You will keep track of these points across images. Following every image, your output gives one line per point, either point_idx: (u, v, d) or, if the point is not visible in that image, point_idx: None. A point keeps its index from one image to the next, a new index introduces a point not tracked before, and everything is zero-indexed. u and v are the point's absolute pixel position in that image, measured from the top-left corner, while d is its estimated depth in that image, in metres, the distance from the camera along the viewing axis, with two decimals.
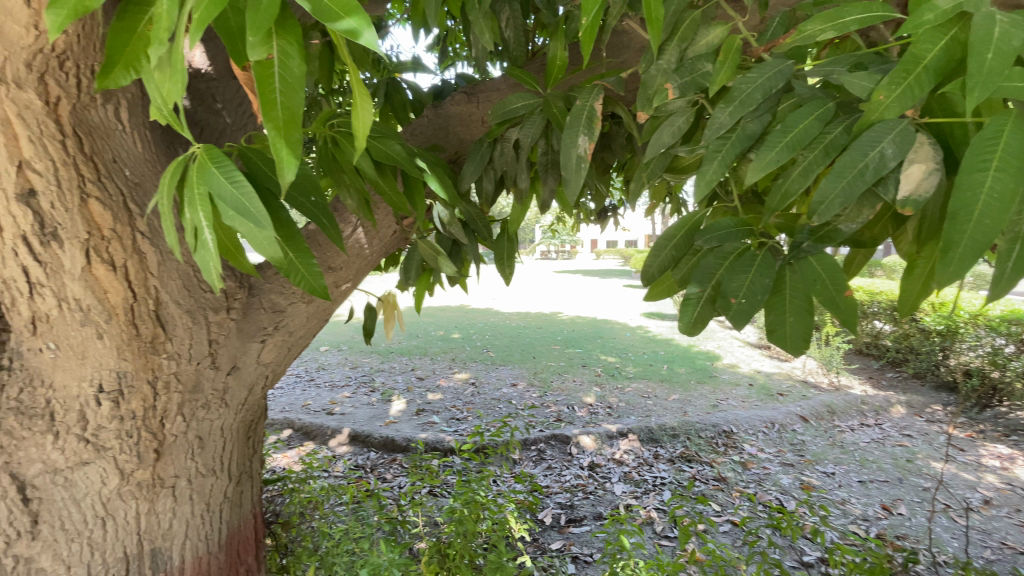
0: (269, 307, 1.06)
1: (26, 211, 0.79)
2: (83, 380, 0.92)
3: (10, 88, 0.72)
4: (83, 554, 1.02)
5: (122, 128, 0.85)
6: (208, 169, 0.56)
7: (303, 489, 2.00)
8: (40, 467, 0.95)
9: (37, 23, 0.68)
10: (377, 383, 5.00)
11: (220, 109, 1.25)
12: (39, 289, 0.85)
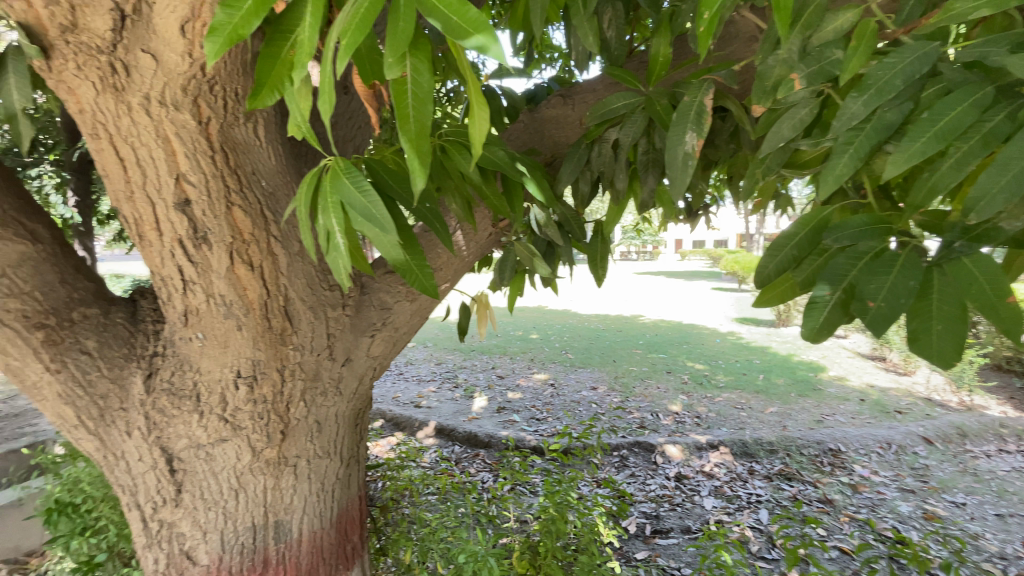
0: (379, 305, 1.16)
1: (183, 218, 0.91)
2: (223, 366, 1.04)
3: (171, 111, 0.83)
4: (218, 520, 1.15)
5: (260, 144, 0.96)
6: (340, 179, 0.61)
7: (396, 476, 2.12)
8: (188, 442, 1.09)
9: (191, 53, 0.78)
10: (460, 380, 5.17)
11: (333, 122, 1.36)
12: (192, 286, 0.97)
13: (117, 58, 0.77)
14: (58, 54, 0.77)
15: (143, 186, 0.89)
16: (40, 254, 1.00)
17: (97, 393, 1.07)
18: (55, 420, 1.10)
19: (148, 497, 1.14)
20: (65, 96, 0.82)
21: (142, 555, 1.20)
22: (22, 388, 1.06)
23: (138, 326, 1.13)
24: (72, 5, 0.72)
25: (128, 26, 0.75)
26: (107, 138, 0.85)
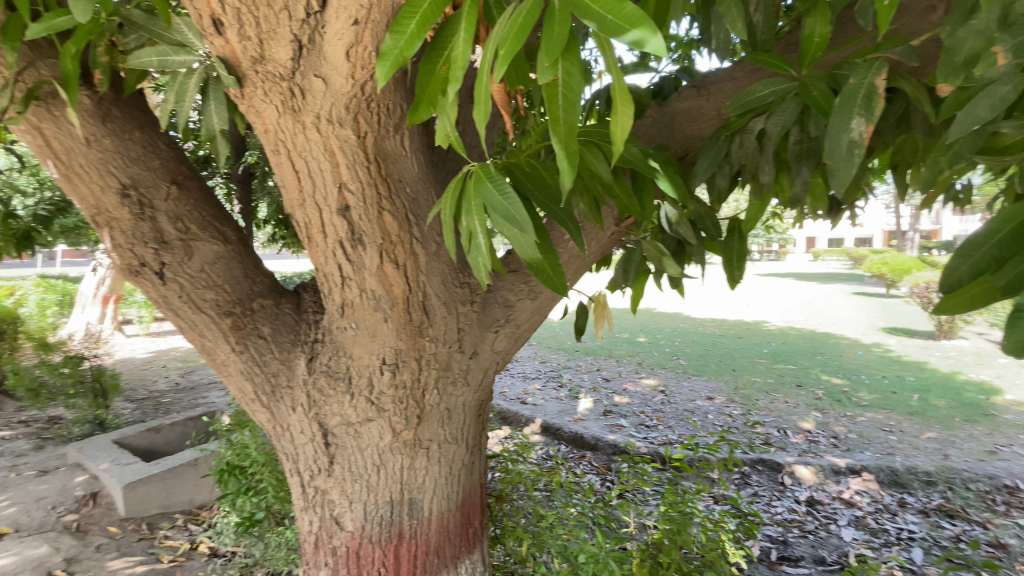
0: (503, 303, 1.23)
1: (343, 221, 1.04)
2: (371, 353, 1.16)
3: (336, 128, 0.94)
4: (364, 492, 1.29)
5: (407, 153, 1.06)
6: (482, 182, 0.65)
7: (505, 468, 2.19)
8: (340, 419, 1.24)
9: (354, 74, 0.87)
10: (565, 380, 5.19)
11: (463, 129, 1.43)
12: (348, 281, 1.10)
13: (295, 84, 0.89)
14: (250, 84, 0.91)
15: (312, 194, 1.02)
16: (228, 253, 1.22)
17: (270, 371, 1.25)
18: (237, 393, 1.30)
19: (306, 465, 1.31)
20: (254, 118, 0.96)
21: (300, 515, 1.38)
22: (214, 364, 1.27)
23: (302, 315, 1.30)
24: (262, 41, 0.85)
25: (305, 54, 0.86)
26: (285, 153, 0.99)
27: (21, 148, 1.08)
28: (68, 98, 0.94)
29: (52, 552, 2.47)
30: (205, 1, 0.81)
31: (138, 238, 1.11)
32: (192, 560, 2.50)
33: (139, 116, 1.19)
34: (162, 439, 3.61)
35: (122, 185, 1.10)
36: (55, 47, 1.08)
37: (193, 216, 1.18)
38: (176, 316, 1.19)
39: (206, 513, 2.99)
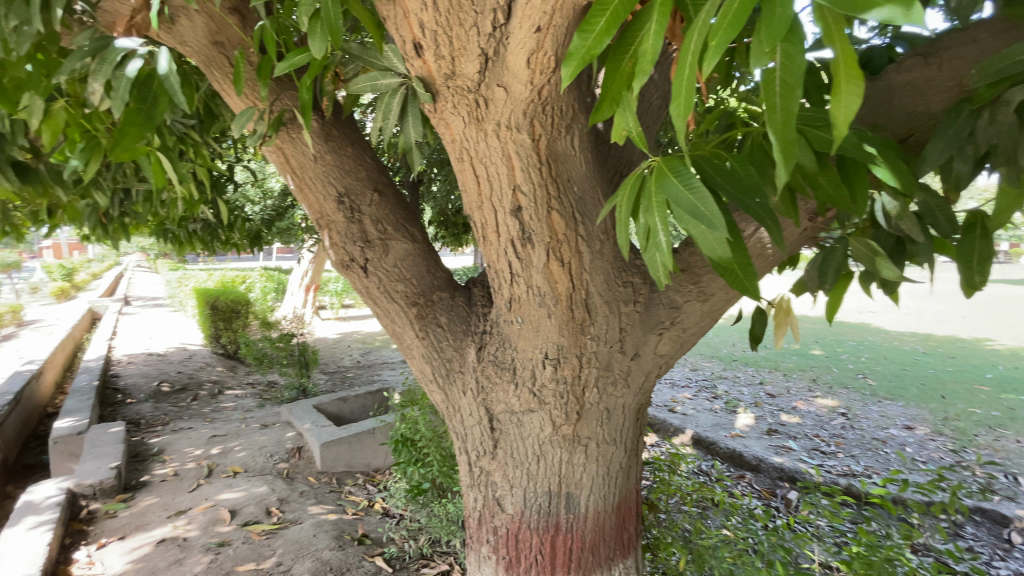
0: (668, 304, 1.18)
1: (515, 222, 1.10)
2: (536, 348, 1.21)
3: (513, 133, 1.00)
4: (523, 478, 1.35)
5: (576, 153, 1.08)
6: (666, 177, 0.63)
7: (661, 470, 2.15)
8: (505, 407, 1.31)
9: (533, 80, 0.93)
10: (720, 391, 4.81)
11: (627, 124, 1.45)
12: (517, 278, 1.16)
13: (480, 94, 0.97)
14: (441, 98, 1.01)
15: (489, 196, 1.10)
16: (414, 250, 1.37)
17: (446, 357, 1.38)
18: (418, 374, 1.46)
19: (472, 447, 1.41)
20: (442, 130, 1.06)
21: (465, 492, 1.50)
22: (400, 347, 1.44)
23: (473, 308, 1.41)
24: (454, 58, 0.94)
25: (490, 66, 0.93)
26: (467, 159, 1.07)
27: (270, 165, 1.35)
28: (305, 122, 1.14)
29: (272, 491, 3.05)
30: (410, 29, 0.93)
31: (349, 237, 1.32)
32: (369, 516, 2.89)
33: (350, 134, 1.41)
34: (348, 409, 4.22)
35: (338, 193, 1.31)
36: (292, 81, 1.30)
37: (390, 219, 1.36)
38: (374, 304, 1.38)
39: (380, 477, 3.42)
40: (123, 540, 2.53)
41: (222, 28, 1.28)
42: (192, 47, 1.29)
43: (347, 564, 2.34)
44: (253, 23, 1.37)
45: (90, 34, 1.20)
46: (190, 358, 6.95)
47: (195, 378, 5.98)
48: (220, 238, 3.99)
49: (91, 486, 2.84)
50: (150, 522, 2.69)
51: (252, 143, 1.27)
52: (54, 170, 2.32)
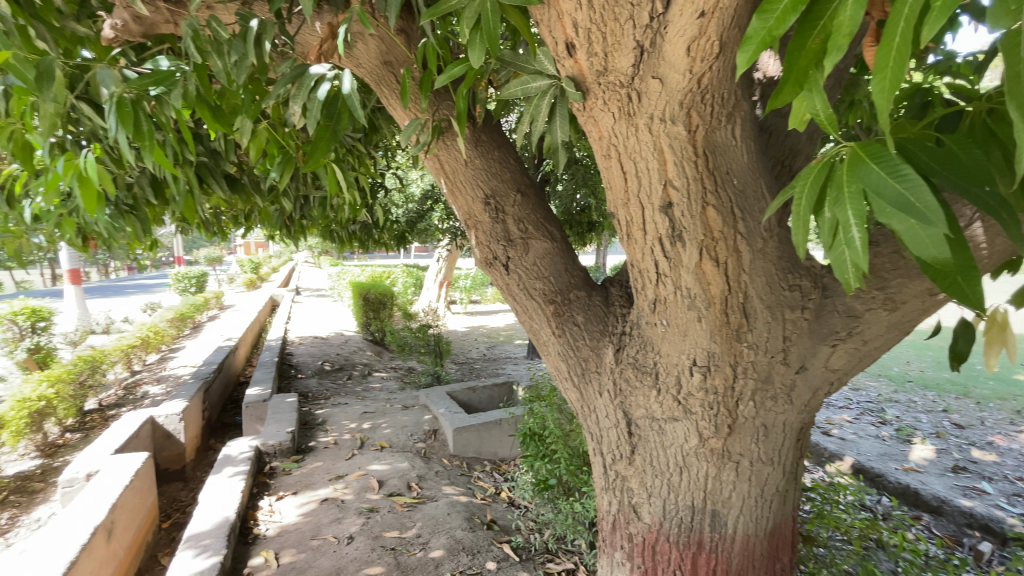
0: (844, 312, 1.08)
1: (665, 219, 1.05)
2: (682, 352, 1.15)
3: (668, 125, 0.96)
4: (663, 488, 1.30)
5: (735, 142, 1.02)
6: (864, 165, 0.57)
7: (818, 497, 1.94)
8: (645, 412, 1.27)
9: (692, 68, 0.89)
10: (889, 416, 4.14)
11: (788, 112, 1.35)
12: (664, 279, 1.11)
13: (632, 88, 0.94)
14: (592, 95, 0.99)
15: (637, 193, 1.06)
16: (554, 249, 1.39)
17: (582, 356, 1.36)
18: (553, 370, 1.46)
19: (609, 449, 1.38)
20: (590, 127, 1.05)
21: (599, 494, 1.48)
22: (536, 343, 1.46)
23: (611, 308, 1.39)
24: (607, 53, 0.92)
25: (645, 58, 0.91)
26: (615, 156, 1.05)
27: (424, 170, 1.45)
28: (459, 130, 1.22)
29: (411, 468, 3.33)
30: (563, 29, 0.93)
31: (493, 236, 1.37)
32: (497, 503, 3.01)
33: (497, 138, 1.47)
34: (477, 398, 4.45)
35: (485, 195, 1.37)
36: (448, 91, 1.39)
37: (531, 219, 1.39)
38: (513, 301, 1.42)
39: (507, 466, 3.55)
40: (296, 495, 2.96)
41: (391, 49, 1.43)
42: (365, 68, 1.45)
43: (478, 546, 2.46)
44: (416, 41, 1.50)
45: (289, 63, 1.41)
46: (345, 342, 7.89)
47: (350, 361, 6.77)
48: (372, 236, 4.46)
49: (273, 447, 3.38)
50: (315, 482, 3.10)
51: (410, 150, 1.38)
52: (254, 180, 2.78)
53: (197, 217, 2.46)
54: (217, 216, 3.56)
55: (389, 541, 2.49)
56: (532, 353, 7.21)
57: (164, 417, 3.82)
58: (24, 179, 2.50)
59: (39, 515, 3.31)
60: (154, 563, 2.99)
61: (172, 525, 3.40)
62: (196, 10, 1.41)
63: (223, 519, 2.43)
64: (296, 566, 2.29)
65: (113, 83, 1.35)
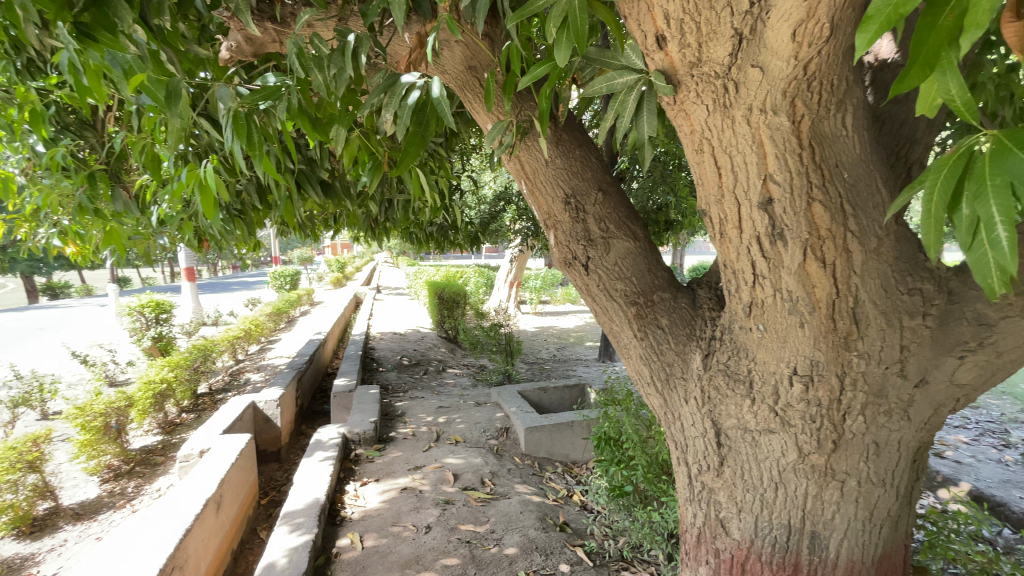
0: (974, 319, 0.97)
1: (765, 216, 1.00)
2: (781, 360, 1.09)
3: (769, 116, 0.91)
4: (755, 504, 1.22)
5: (846, 132, 0.96)
6: (1009, 155, 0.54)
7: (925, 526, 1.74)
8: (736, 422, 1.20)
9: (797, 54, 0.85)
10: (1017, 440, 3.62)
11: (905, 96, 1.24)
12: (762, 280, 1.06)
13: (729, 79, 0.90)
14: (684, 88, 0.96)
15: (732, 190, 1.02)
16: (637, 249, 1.35)
17: (665, 360, 1.31)
18: (634, 374, 1.41)
19: (694, 459, 1.33)
20: (682, 121, 1.02)
21: (684, 505, 1.42)
22: (616, 346, 1.42)
23: (698, 311, 1.33)
24: (701, 44, 0.89)
25: (743, 46, 0.87)
26: (709, 151, 1.01)
27: (504, 172, 1.46)
28: (541, 130, 1.22)
29: (485, 464, 3.39)
30: (654, 22, 0.92)
31: (572, 236, 1.35)
32: (569, 505, 2.98)
33: (578, 137, 1.46)
34: (548, 398, 4.45)
35: (565, 194, 1.36)
36: (530, 93, 1.40)
37: (612, 218, 1.36)
38: (593, 302, 1.39)
39: (579, 469, 3.52)
40: (378, 482, 3.11)
41: (475, 54, 1.46)
42: (450, 74, 1.49)
43: (551, 547, 2.46)
44: (499, 44, 1.52)
45: (382, 73, 1.48)
46: (421, 339, 8.19)
47: (425, 357, 7.02)
48: (448, 237, 4.59)
49: (358, 434, 3.59)
50: (395, 472, 3.25)
51: (492, 152, 1.40)
52: (344, 184, 2.96)
53: (294, 220, 2.67)
54: (310, 219, 3.83)
55: (464, 534, 2.55)
56: (604, 356, 7.09)
57: (264, 402, 4.17)
58: (153, 187, 2.84)
59: (161, 485, 3.73)
60: (254, 536, 3.28)
61: (269, 502, 3.71)
62: (299, 28, 1.53)
63: (314, 500, 2.61)
64: (379, 550, 2.41)
65: (229, 100, 1.49)
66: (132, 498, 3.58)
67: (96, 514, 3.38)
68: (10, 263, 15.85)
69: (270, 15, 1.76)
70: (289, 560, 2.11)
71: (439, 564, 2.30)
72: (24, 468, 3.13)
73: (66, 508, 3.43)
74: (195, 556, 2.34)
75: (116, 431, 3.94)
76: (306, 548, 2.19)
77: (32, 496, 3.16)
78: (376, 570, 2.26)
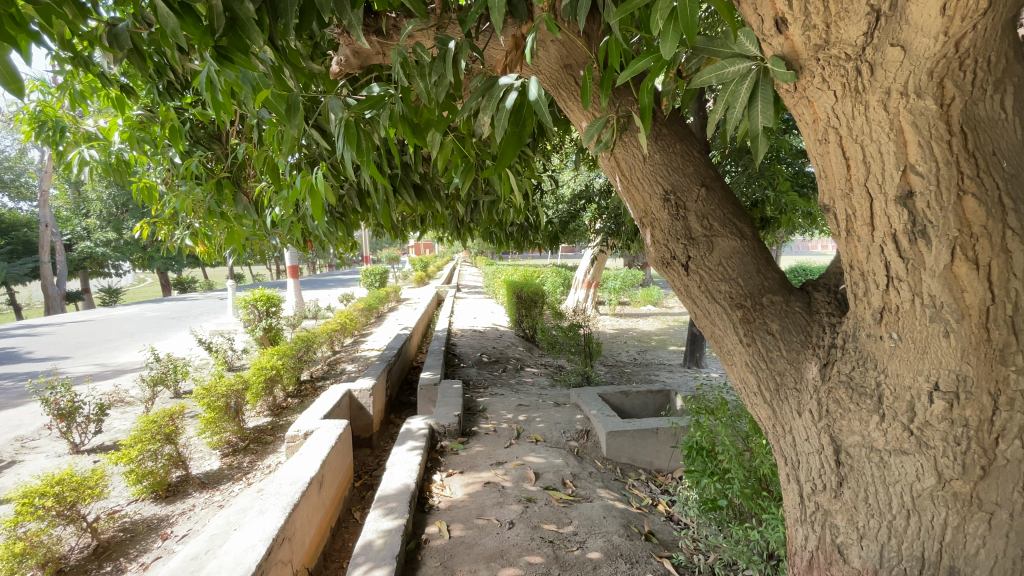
0: None
1: (903, 211, 0.91)
2: (919, 373, 0.98)
3: (912, 100, 0.83)
4: (881, 531, 1.11)
5: (1005, 115, 0.86)
6: None
7: None
8: (860, 440, 1.09)
9: (947, 30, 0.76)
10: None
11: None
12: (897, 284, 0.96)
13: (862, 60, 0.84)
14: (807, 73, 0.91)
15: (864, 182, 0.94)
16: (744, 249, 1.27)
17: (776, 369, 1.22)
18: (738, 384, 1.34)
19: (808, 477, 1.23)
20: (804, 109, 0.97)
21: (794, 526, 1.32)
22: (719, 352, 1.34)
23: (814, 316, 1.22)
24: (830, 24, 0.84)
25: (881, 23, 0.80)
26: (835, 140, 0.95)
27: (600, 170, 1.44)
28: (642, 126, 1.18)
29: (566, 465, 3.37)
30: (773, 4, 0.88)
31: (672, 234, 1.30)
32: (654, 515, 2.89)
33: (678, 131, 1.40)
34: (630, 403, 4.33)
35: (665, 191, 1.30)
36: (629, 88, 1.38)
37: (716, 215, 1.28)
38: (692, 304, 1.33)
39: (663, 478, 3.39)
40: (462, 475, 3.20)
41: (571, 52, 1.45)
42: (545, 73, 1.49)
43: (636, 556, 2.39)
44: (596, 41, 1.50)
45: (480, 77, 1.52)
46: (501, 336, 8.31)
47: (505, 354, 7.13)
48: (529, 237, 4.62)
49: (443, 427, 3.72)
50: (479, 465, 3.33)
51: (589, 151, 1.38)
52: (435, 186, 3.08)
53: (390, 221, 2.83)
54: (401, 220, 4.03)
55: (547, 533, 2.55)
56: (689, 361, 6.78)
57: (358, 391, 4.44)
58: (267, 193, 3.12)
59: (271, 462, 4.11)
60: (349, 515, 3.51)
61: (362, 485, 3.96)
62: (403, 39, 1.61)
63: (404, 486, 2.74)
64: (465, 541, 2.48)
65: (340, 110, 1.61)
66: (246, 472, 3.98)
67: (218, 484, 3.80)
68: (150, 260, 18.28)
69: (376, 28, 1.87)
70: (384, 541, 2.23)
71: (523, 560, 2.32)
72: (162, 439, 3.59)
73: (194, 477, 3.89)
74: (301, 530, 2.55)
75: (233, 411, 4.40)
76: (399, 531, 2.31)
77: (168, 464, 3.62)
78: (462, 560, 2.33)
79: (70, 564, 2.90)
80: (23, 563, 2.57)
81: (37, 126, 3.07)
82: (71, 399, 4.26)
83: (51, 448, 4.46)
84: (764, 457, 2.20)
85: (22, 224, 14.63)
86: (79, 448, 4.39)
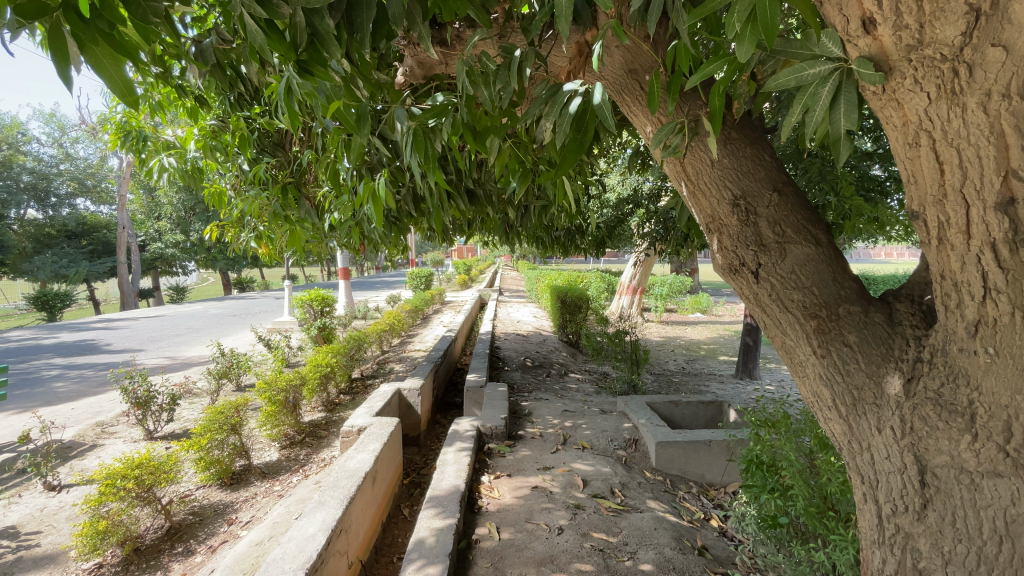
0: None
1: (1003, 219, 0.86)
2: (1018, 392, 0.92)
3: (1015, 102, 0.80)
4: (969, 557, 1.04)
5: None
6: None
7: None
8: (949, 460, 1.04)
9: None
10: None
11: None
12: (996, 295, 0.90)
13: (961, 61, 0.81)
14: (898, 75, 0.88)
15: (959, 188, 0.90)
16: (819, 256, 1.23)
17: (853, 383, 1.16)
18: (811, 398, 1.28)
19: (888, 497, 1.17)
20: (893, 112, 0.94)
21: (871, 548, 1.25)
22: (791, 363, 1.30)
23: (896, 328, 1.16)
24: (924, 24, 0.82)
25: (981, 23, 0.78)
26: (928, 144, 0.91)
27: (665, 174, 1.42)
28: (711, 128, 1.15)
29: (614, 473, 3.31)
30: (860, 4, 0.87)
31: (741, 241, 1.26)
32: (707, 529, 2.81)
33: (748, 135, 1.37)
34: (680, 414, 4.22)
35: (734, 195, 1.27)
36: (697, 92, 1.36)
37: (789, 221, 1.25)
38: (762, 312, 1.29)
39: (716, 493, 3.29)
40: (510, 478, 3.21)
41: (637, 56, 1.44)
42: (609, 78, 1.49)
43: (689, 569, 2.34)
44: (662, 46, 1.48)
45: (543, 84, 1.53)
46: (544, 342, 8.26)
47: (549, 359, 7.09)
48: (576, 242, 4.61)
49: (490, 429, 3.75)
50: (526, 470, 3.33)
51: (656, 156, 1.36)
52: (487, 193, 3.13)
53: (445, 225, 2.91)
54: (451, 224, 4.12)
55: (597, 542, 2.52)
56: (741, 372, 6.51)
57: (407, 390, 4.54)
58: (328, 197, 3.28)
59: (325, 456, 4.29)
60: (399, 512, 3.59)
61: (410, 483, 4.05)
62: (470, 49, 1.66)
63: (455, 487, 2.77)
64: (515, 543, 2.49)
65: (407, 119, 1.67)
66: (303, 464, 4.17)
67: (277, 475, 4.00)
68: (214, 260, 19.40)
69: (440, 38, 1.92)
70: (436, 540, 2.28)
71: (573, 567, 2.31)
72: (228, 430, 3.81)
73: (255, 467, 4.11)
74: (355, 523, 2.63)
75: (292, 406, 4.60)
76: (450, 530, 2.35)
77: (232, 453, 3.84)
78: (513, 562, 2.35)
79: (146, 542, 3.12)
80: (105, 540, 2.79)
81: (123, 135, 3.33)
82: (146, 388, 4.60)
83: (128, 434, 4.82)
84: (831, 474, 2.08)
85: (102, 227, 15.89)
86: (153, 434, 4.73)
